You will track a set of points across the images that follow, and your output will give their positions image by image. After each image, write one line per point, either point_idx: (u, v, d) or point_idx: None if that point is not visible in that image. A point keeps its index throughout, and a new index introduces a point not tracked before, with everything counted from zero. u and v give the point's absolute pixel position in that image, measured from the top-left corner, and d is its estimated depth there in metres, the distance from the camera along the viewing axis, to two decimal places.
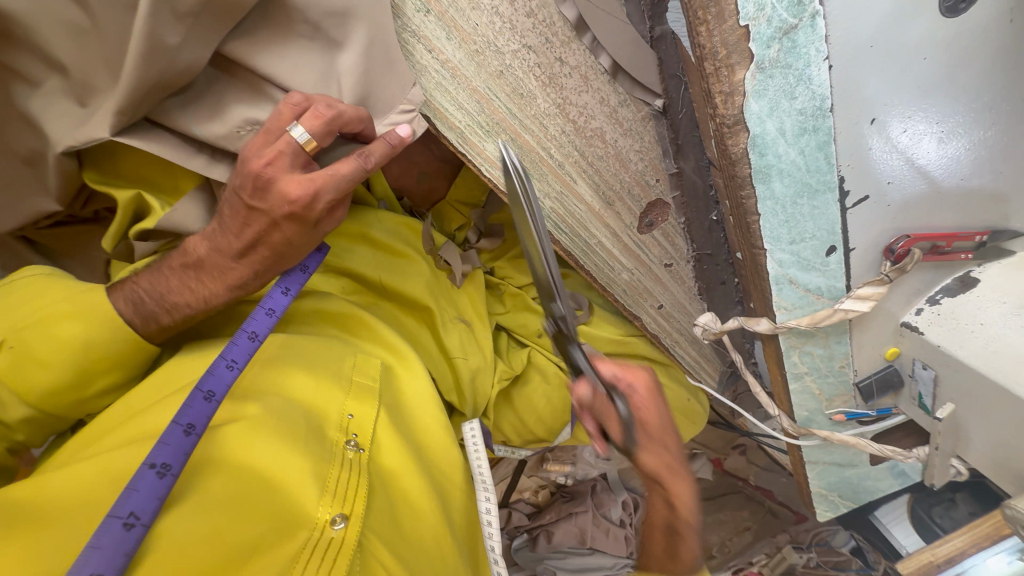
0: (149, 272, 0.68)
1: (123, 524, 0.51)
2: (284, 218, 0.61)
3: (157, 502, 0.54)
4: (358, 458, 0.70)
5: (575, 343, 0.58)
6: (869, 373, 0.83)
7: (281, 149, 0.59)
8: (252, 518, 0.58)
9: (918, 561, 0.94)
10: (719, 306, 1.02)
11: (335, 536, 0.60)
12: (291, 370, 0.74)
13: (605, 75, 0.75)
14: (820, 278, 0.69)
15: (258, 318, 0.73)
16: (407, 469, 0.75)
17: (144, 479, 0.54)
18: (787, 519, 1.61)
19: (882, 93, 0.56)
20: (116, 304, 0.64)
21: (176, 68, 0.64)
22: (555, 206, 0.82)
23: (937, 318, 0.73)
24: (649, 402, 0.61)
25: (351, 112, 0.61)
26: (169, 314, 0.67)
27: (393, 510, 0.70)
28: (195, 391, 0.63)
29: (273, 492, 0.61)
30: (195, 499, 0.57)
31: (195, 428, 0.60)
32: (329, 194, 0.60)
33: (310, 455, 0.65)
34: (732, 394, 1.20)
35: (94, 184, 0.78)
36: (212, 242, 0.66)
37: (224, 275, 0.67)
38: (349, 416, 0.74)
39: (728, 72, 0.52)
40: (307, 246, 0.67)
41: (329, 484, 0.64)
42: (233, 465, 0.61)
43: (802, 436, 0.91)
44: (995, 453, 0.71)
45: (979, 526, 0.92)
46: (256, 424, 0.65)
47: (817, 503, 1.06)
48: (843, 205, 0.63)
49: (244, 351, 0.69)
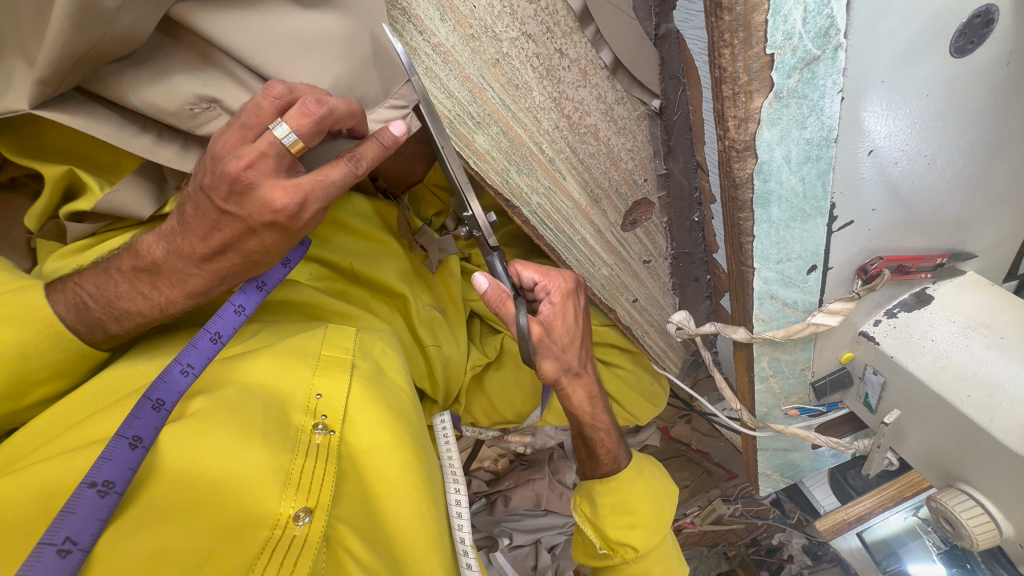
0: (94, 273, 0.63)
1: (57, 552, 0.46)
2: (264, 227, 0.57)
3: (97, 525, 0.49)
4: (327, 444, 0.65)
5: (491, 249, 0.76)
6: (824, 373, 0.90)
7: (264, 150, 0.53)
8: (202, 524, 0.53)
9: (833, 519, 1.40)
10: (690, 299, 1.04)
11: (299, 533, 0.56)
12: (252, 360, 0.69)
13: (604, 70, 0.72)
14: (798, 293, 0.73)
15: (225, 316, 0.67)
16: (382, 447, 0.69)
17: (83, 500, 0.49)
18: (719, 475, 1.75)
19: (877, 125, 0.57)
20: (56, 308, 0.60)
21: (117, 37, 0.53)
22: (542, 201, 0.79)
23: (893, 330, 0.79)
24: (558, 305, 0.80)
25: (343, 107, 0.55)
26: (118, 321, 0.63)
27: (365, 496, 0.66)
28: (142, 401, 0.57)
29: (230, 493, 0.56)
30: (137, 512, 0.52)
31: (143, 441, 0.55)
32: (318, 202, 0.57)
33: (271, 448, 0.60)
34: (692, 379, 1.28)
35: (17, 157, 0.68)
36: (166, 246, 0.62)
37: (185, 281, 0.63)
38: (317, 396, 0.69)
39: (746, 98, 0.52)
40: (285, 253, 0.64)
41: (292, 476, 0.60)
42: (183, 469, 0.56)
43: (758, 427, 0.98)
44: (929, 453, 0.79)
45: (887, 489, 1.35)
46: (206, 421, 0.59)
47: (761, 481, 1.16)
48: (829, 228, 0.66)
49: (203, 354, 0.64)
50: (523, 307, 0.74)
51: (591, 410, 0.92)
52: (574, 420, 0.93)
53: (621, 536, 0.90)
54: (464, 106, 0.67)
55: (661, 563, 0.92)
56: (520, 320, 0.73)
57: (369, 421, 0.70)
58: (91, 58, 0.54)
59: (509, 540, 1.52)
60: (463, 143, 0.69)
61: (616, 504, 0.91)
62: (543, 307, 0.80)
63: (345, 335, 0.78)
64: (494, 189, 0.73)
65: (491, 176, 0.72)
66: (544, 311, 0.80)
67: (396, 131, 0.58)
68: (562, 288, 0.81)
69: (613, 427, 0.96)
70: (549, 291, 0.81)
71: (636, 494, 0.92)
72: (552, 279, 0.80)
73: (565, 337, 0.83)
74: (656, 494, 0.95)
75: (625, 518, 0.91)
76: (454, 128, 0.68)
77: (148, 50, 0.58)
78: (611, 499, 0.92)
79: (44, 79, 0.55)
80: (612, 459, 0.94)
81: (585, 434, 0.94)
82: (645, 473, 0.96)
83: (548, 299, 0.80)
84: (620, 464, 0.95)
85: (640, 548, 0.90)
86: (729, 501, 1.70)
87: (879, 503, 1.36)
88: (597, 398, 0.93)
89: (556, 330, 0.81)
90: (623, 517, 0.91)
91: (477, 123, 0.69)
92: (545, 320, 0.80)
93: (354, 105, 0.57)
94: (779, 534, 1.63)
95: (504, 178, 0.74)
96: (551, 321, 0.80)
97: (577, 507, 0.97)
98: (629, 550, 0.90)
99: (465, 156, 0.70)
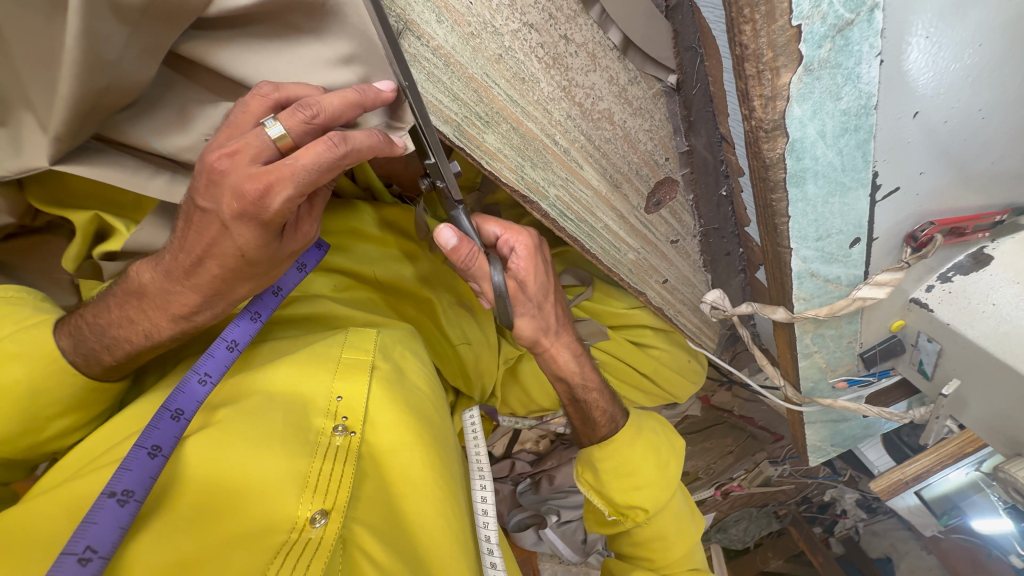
0: (94, 305, 0.66)
1: (78, 561, 0.45)
2: (235, 218, 0.55)
3: (118, 533, 0.49)
4: (347, 445, 0.63)
5: (456, 204, 0.74)
6: (874, 344, 0.86)
7: (249, 142, 0.53)
8: (221, 531, 0.53)
9: (889, 481, 1.27)
10: (723, 275, 0.99)
11: (314, 536, 0.54)
12: (274, 367, 0.68)
13: (614, 51, 0.67)
14: (841, 268, 0.71)
15: (242, 324, 0.70)
16: (405, 448, 0.67)
17: (103, 510, 0.49)
18: (764, 438, 1.75)
19: (921, 80, 0.52)
20: (60, 341, 0.63)
21: (121, 86, 0.55)
22: (560, 193, 0.77)
23: (948, 296, 0.74)
24: (527, 262, 0.78)
25: (332, 100, 0.54)
26: (110, 351, 0.64)
27: (388, 496, 0.64)
28: (161, 411, 0.59)
29: (250, 498, 0.55)
30: (162, 522, 0.52)
31: (162, 450, 0.55)
32: (285, 188, 0.52)
33: (290, 454, 0.59)
34: (731, 353, 1.27)
35: (49, 208, 0.72)
36: (153, 270, 0.64)
37: (167, 303, 0.64)
38: (338, 399, 0.67)
39: (772, 75, 0.48)
40: (265, 258, 0.60)
41: (311, 479, 0.58)
42: (205, 476, 0.56)
43: (804, 403, 0.95)
44: (994, 420, 0.75)
45: (948, 446, 1.18)
46: (227, 430, 0.59)
47: (811, 452, 1.14)
48: (871, 199, 0.62)
49: (220, 363, 0.66)
50: (497, 263, 0.74)
51: (578, 368, 0.90)
52: (564, 386, 0.91)
53: (629, 498, 0.90)
54: (471, 107, 0.65)
55: (673, 518, 0.94)
56: (496, 280, 0.73)
57: (389, 421, 0.67)
58: (102, 106, 0.56)
59: (558, 516, 1.55)
60: (473, 145, 0.67)
61: (617, 468, 0.90)
62: (510, 264, 0.78)
63: (367, 337, 0.76)
64: (510, 186, 0.72)
65: (506, 175, 0.70)
66: (514, 267, 0.78)
67: (382, 87, 0.57)
68: (527, 244, 0.78)
69: (606, 387, 0.94)
70: (513, 246, 0.78)
71: (636, 455, 0.90)
72: (517, 235, 0.78)
73: (540, 292, 0.82)
74: (658, 449, 0.93)
75: (630, 480, 0.90)
76: (462, 131, 0.66)
77: (155, 90, 0.60)
78: (611, 464, 0.90)
79: (62, 132, 0.57)
80: (608, 420, 0.92)
81: (579, 399, 0.92)
82: (644, 430, 0.94)
83: (514, 254, 0.78)
84: (618, 423, 0.92)
85: (649, 508, 0.90)
86: (776, 463, 1.72)
87: (938, 461, 1.20)
88: (583, 356, 0.91)
89: (522, 288, 0.79)
90: (628, 480, 0.90)
91: (485, 123, 0.67)
92: (517, 277, 0.79)
93: (350, 92, 0.55)
94: (831, 490, 1.85)
95: (519, 175, 0.72)
96: (523, 278, 0.79)
97: (580, 477, 0.95)
98: (639, 511, 0.90)
99: (477, 157, 0.68)
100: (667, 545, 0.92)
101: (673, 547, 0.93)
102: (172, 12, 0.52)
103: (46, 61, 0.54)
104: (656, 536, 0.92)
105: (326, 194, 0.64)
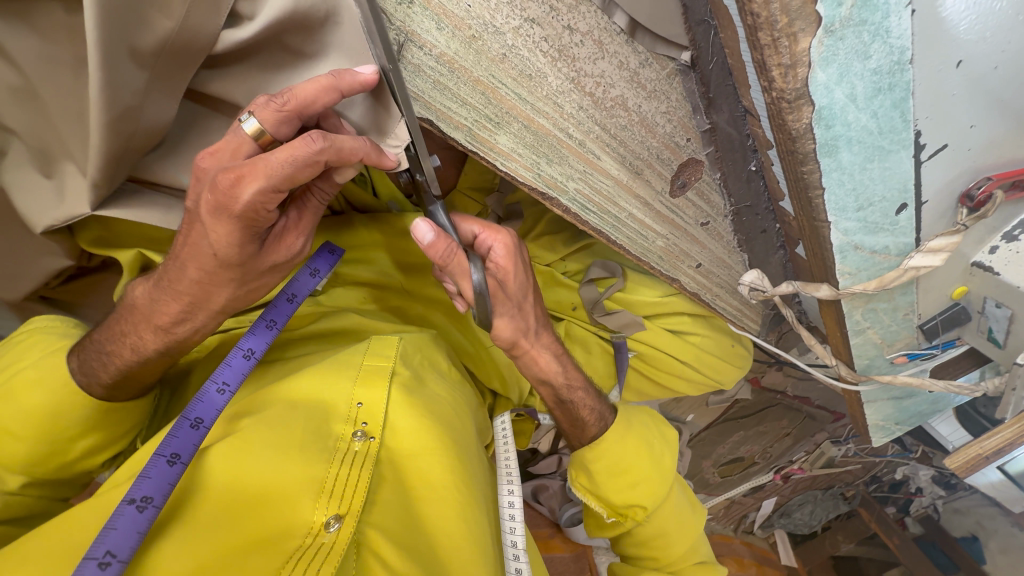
0: (99, 327, 0.70)
1: (98, 565, 0.47)
2: (211, 211, 0.54)
3: (135, 537, 0.50)
4: (366, 450, 0.64)
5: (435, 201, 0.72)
6: (934, 314, 0.80)
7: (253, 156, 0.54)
8: (240, 535, 0.54)
9: (966, 455, 1.09)
10: (761, 253, 0.94)
11: (328, 540, 0.55)
12: (297, 376, 0.69)
13: (621, 35, 0.65)
14: (888, 237, 0.66)
15: (258, 332, 0.71)
16: (423, 452, 0.68)
17: (123, 516, 0.51)
18: (823, 419, 1.61)
19: (962, 25, 0.48)
20: (70, 363, 0.67)
21: (147, 128, 0.58)
22: (579, 187, 0.75)
23: (1016, 257, 0.68)
24: (507, 260, 0.75)
25: (311, 88, 0.52)
26: (106, 369, 0.66)
27: (404, 501, 0.65)
28: (180, 420, 0.60)
29: (269, 503, 0.57)
30: (183, 527, 0.53)
31: (181, 457, 0.57)
32: (255, 181, 0.51)
33: (311, 459, 0.60)
34: (777, 334, 1.21)
35: (96, 249, 0.77)
36: (144, 285, 0.66)
37: (150, 315, 0.65)
38: (359, 405, 0.68)
39: (789, 41, 0.46)
40: (239, 258, 0.59)
41: (327, 485, 0.59)
42: (226, 483, 0.57)
43: (861, 381, 0.90)
44: None
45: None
46: (250, 439, 0.60)
47: (873, 431, 1.08)
48: (916, 159, 0.58)
49: (237, 371, 0.67)
50: (477, 263, 0.72)
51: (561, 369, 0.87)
52: (549, 389, 0.88)
53: (626, 498, 0.87)
54: (480, 109, 0.65)
55: (674, 513, 0.91)
56: (476, 277, 0.71)
57: (408, 425, 0.69)
58: (133, 149, 0.60)
59: None
60: (487, 147, 0.67)
61: (610, 467, 0.87)
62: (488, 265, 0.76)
63: (389, 344, 0.77)
64: (527, 185, 0.71)
65: (522, 174, 0.69)
66: (494, 266, 0.76)
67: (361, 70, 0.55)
68: (506, 242, 0.75)
69: (591, 384, 0.91)
70: (491, 246, 0.75)
71: (629, 452, 0.87)
72: (495, 235, 0.75)
73: (520, 291, 0.79)
74: (649, 443, 0.91)
75: (625, 479, 0.87)
76: (474, 135, 0.66)
77: (180, 130, 0.64)
78: (603, 465, 0.87)
79: (99, 178, 0.61)
80: (597, 418, 0.89)
81: (564, 401, 0.89)
82: (633, 426, 0.91)
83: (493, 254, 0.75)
84: (607, 420, 0.89)
85: (647, 504, 0.87)
86: (839, 443, 1.65)
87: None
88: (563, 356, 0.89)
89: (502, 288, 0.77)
90: (623, 478, 0.87)
91: (496, 124, 0.66)
92: (496, 276, 0.76)
93: (326, 78, 0.53)
94: (903, 467, 1.73)
95: (535, 172, 0.71)
96: (502, 278, 0.76)
97: (574, 480, 0.92)
98: (638, 510, 0.88)
99: (490, 159, 0.67)
100: (670, 542, 0.90)
101: (675, 543, 0.91)
102: (183, 53, 0.55)
103: (81, 111, 0.58)
104: (659, 533, 0.90)
105: (315, 211, 0.66)
